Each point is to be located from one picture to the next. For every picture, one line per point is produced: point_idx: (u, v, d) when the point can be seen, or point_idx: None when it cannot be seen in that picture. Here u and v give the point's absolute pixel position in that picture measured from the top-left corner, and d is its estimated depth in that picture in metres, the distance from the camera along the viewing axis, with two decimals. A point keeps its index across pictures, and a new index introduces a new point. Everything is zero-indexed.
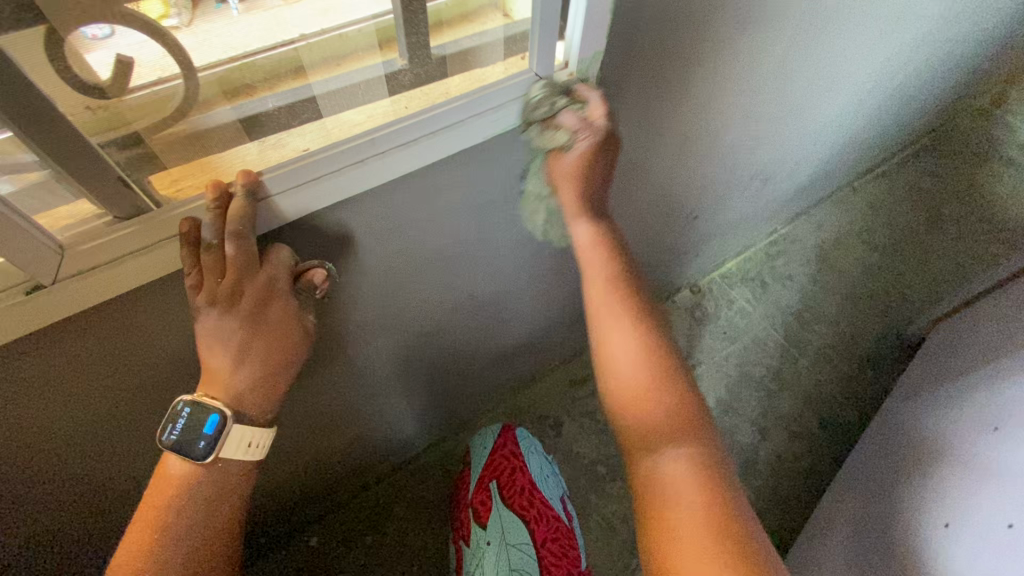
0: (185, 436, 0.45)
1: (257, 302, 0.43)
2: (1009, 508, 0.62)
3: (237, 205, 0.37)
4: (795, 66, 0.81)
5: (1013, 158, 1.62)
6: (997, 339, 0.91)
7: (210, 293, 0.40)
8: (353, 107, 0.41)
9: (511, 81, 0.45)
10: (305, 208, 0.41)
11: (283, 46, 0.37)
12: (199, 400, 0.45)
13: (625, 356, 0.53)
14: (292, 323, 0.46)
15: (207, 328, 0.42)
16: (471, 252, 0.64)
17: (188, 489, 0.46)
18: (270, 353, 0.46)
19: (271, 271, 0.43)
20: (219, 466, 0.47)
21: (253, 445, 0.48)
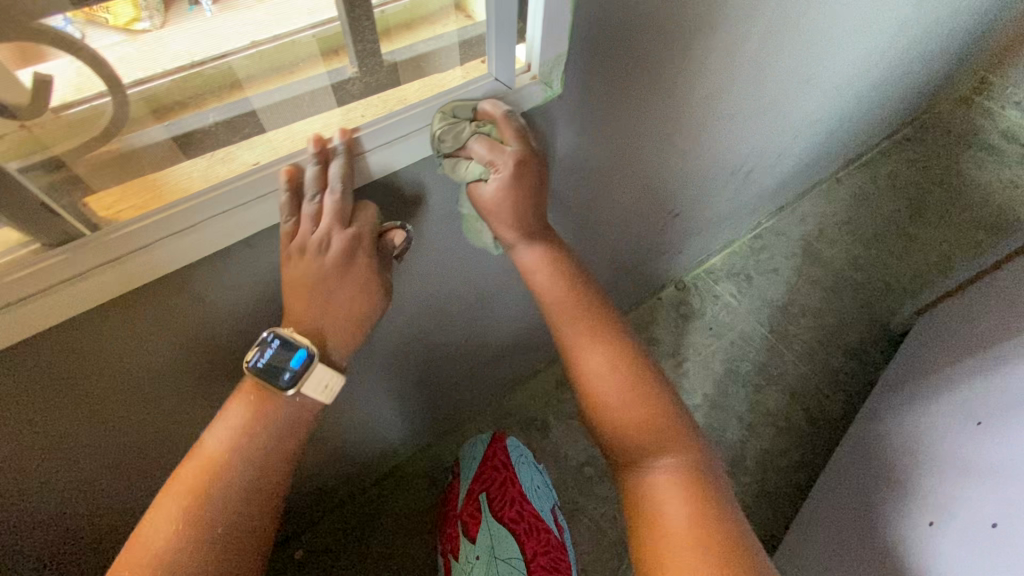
0: (272, 363, 0.42)
1: (345, 253, 0.42)
2: (992, 504, 0.61)
3: (337, 167, 0.39)
4: (771, 62, 0.79)
5: (994, 145, 1.62)
6: (979, 330, 0.90)
7: (304, 239, 0.41)
8: (303, 119, 0.40)
9: (473, 86, 0.44)
10: (388, 166, 0.43)
11: (230, 54, 0.35)
12: (291, 334, 0.43)
13: (602, 371, 0.51)
14: (374, 282, 0.45)
15: (296, 272, 0.42)
16: (443, 261, 0.63)
17: (265, 415, 0.43)
18: (352, 307, 0.45)
19: (359, 226, 0.43)
20: (296, 400, 0.44)
21: (328, 388, 0.45)
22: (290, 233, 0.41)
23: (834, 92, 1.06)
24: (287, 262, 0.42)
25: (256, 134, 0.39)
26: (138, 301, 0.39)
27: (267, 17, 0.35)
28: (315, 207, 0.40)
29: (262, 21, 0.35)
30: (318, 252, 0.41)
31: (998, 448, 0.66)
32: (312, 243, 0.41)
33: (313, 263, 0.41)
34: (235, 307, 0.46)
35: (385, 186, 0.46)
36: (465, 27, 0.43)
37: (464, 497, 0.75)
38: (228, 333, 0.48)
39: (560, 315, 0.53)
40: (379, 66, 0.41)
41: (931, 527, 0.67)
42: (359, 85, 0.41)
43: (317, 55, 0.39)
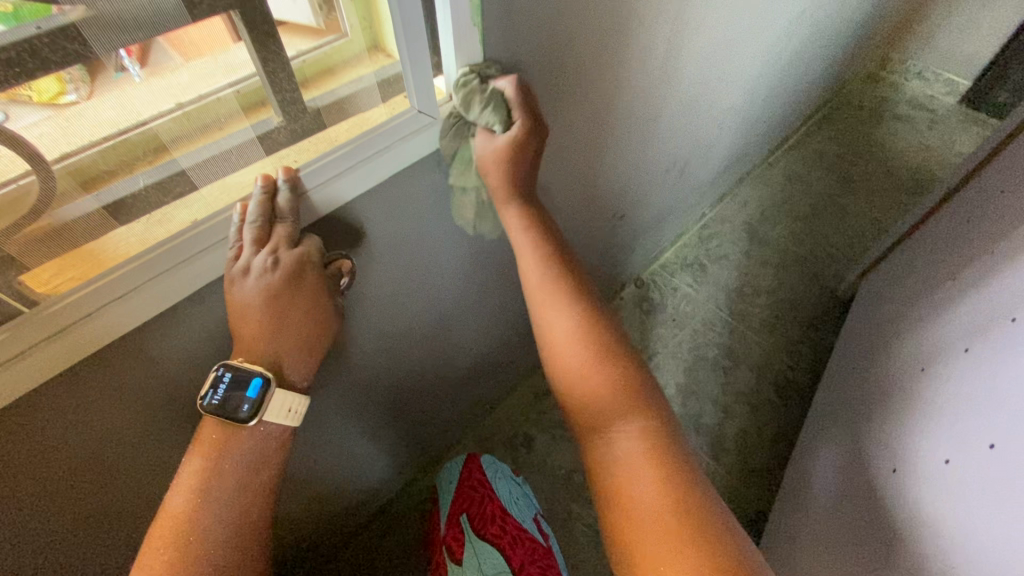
0: (229, 398, 0.42)
1: (293, 272, 0.42)
2: (947, 441, 0.64)
3: (284, 197, 0.41)
4: (685, 63, 0.85)
5: (905, 113, 1.75)
6: (914, 284, 0.97)
7: (246, 262, 0.40)
8: (239, 172, 0.42)
9: (398, 120, 0.45)
10: (336, 201, 0.45)
11: (157, 117, 0.35)
12: (240, 365, 0.42)
13: (562, 339, 0.53)
14: (324, 298, 0.45)
15: (242, 297, 0.41)
16: (401, 291, 0.64)
17: (228, 455, 0.43)
18: (309, 326, 0.45)
19: (305, 246, 0.43)
20: (260, 430, 0.44)
21: (292, 412, 0.45)
22: (232, 259, 0.40)
23: (750, 83, 1.14)
24: (230, 289, 0.41)
25: (188, 192, 0.40)
26: (92, 368, 0.39)
27: (192, 77, 0.36)
28: (255, 229, 0.40)
29: (188, 81, 0.35)
30: (263, 273, 0.40)
31: (945, 391, 0.69)
32: (255, 264, 0.40)
33: (258, 284, 0.41)
34: (191, 363, 0.46)
35: (330, 224, 0.48)
36: (382, 67, 0.45)
37: (446, 522, 0.76)
38: (188, 390, 0.47)
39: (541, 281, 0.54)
40: (303, 113, 0.43)
41: (897, 473, 0.70)
42: (285, 132, 0.43)
43: (241, 111, 0.40)
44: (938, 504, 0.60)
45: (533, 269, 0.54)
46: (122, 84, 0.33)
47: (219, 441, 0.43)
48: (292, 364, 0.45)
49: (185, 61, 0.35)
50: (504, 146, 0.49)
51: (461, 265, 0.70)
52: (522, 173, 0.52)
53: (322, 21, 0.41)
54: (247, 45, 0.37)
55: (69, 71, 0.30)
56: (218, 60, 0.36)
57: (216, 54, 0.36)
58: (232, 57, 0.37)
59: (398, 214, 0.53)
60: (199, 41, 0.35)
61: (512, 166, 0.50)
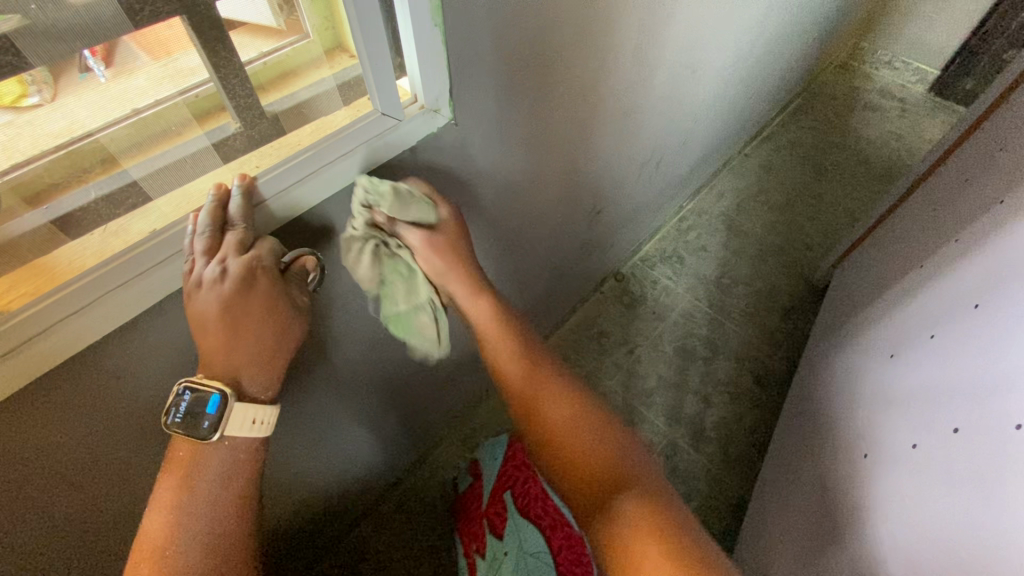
0: (190, 415, 0.41)
1: (244, 281, 0.39)
2: (914, 426, 0.65)
3: (235, 205, 0.39)
4: (657, 56, 0.85)
5: (877, 102, 1.78)
6: (884, 271, 0.99)
7: (197, 274, 0.38)
8: (194, 179, 0.41)
9: (361, 123, 0.45)
10: (297, 208, 0.44)
11: (109, 126, 0.36)
12: (199, 381, 0.41)
13: (560, 417, 0.55)
14: (283, 303, 0.43)
15: (196, 310, 0.39)
16: (375, 296, 0.63)
17: (196, 472, 0.42)
18: (268, 334, 0.42)
19: (257, 250, 0.41)
20: (226, 444, 0.43)
21: (258, 423, 0.44)
22: (186, 272, 0.39)
23: (723, 76, 1.15)
24: (186, 303, 0.39)
25: (142, 203, 0.39)
26: (52, 387, 0.38)
27: (149, 83, 0.36)
28: (206, 240, 0.38)
29: (144, 85, 0.36)
30: (212, 284, 0.38)
31: (910, 377, 0.71)
32: (205, 276, 0.38)
33: (209, 295, 0.39)
34: (158, 378, 0.45)
35: (294, 230, 0.47)
36: (343, 70, 0.44)
37: (490, 496, 0.82)
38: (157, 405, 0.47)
39: (531, 377, 0.58)
40: (260, 118, 0.42)
41: (868, 459, 0.71)
42: (242, 138, 0.42)
43: (194, 119, 0.40)
44: (902, 485, 0.62)
45: (520, 367, 0.58)
46: (85, 86, 0.33)
47: (188, 457, 0.42)
48: (252, 377, 0.43)
49: (148, 64, 0.35)
50: (438, 239, 0.53)
51: None
52: (463, 264, 0.55)
53: (282, 22, 0.41)
54: (197, 49, 0.36)
55: (31, 75, 0.31)
56: (168, 67, 0.36)
57: (172, 61, 0.36)
58: (180, 62, 0.37)
59: None
60: (158, 48, 0.35)
61: (447, 250, 0.54)
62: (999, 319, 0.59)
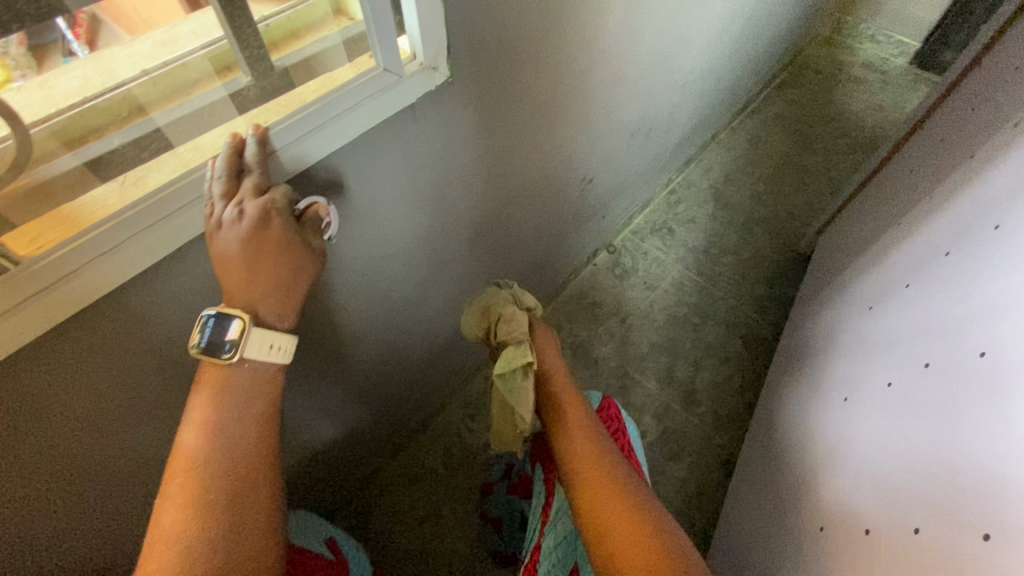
0: (213, 338, 0.43)
1: (261, 222, 0.41)
2: (888, 368, 0.68)
3: (251, 151, 0.41)
4: (645, 23, 0.87)
5: (860, 75, 1.82)
6: (865, 234, 1.03)
7: (218, 216, 0.40)
8: (210, 129, 0.43)
9: (365, 78, 0.47)
10: (301, 161, 0.46)
11: (117, 87, 0.38)
12: (222, 309, 0.43)
13: (617, 507, 0.56)
14: (297, 245, 0.44)
15: (218, 249, 0.41)
16: (378, 256, 0.66)
17: (224, 388, 0.44)
18: (284, 274, 0.44)
19: (272, 194, 0.42)
20: (248, 366, 0.45)
21: (276, 348, 0.46)
22: (207, 214, 0.41)
23: (709, 47, 1.17)
24: (210, 243, 0.41)
25: (163, 150, 0.41)
26: (82, 325, 0.40)
27: (151, 48, 0.39)
28: (223, 184, 0.40)
29: (149, 50, 0.38)
30: (233, 225, 0.40)
31: (885, 325, 0.74)
32: (225, 217, 0.40)
33: (229, 235, 0.40)
34: (179, 322, 0.47)
35: (304, 182, 0.49)
36: (348, 27, 0.46)
37: None
38: (176, 349, 0.49)
39: (590, 461, 0.60)
40: (270, 71, 0.44)
41: (846, 402, 0.74)
42: (254, 91, 0.44)
43: (206, 79, 0.42)
44: (876, 420, 0.65)
45: (584, 450, 0.61)
46: (71, 67, 0.35)
47: (217, 373, 0.44)
48: (268, 309, 0.45)
49: (133, 37, 0.37)
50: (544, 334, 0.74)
51: (435, 228, 0.72)
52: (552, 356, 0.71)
53: None
54: (215, 10, 0.39)
55: (13, 58, 0.32)
56: (166, 33, 0.39)
57: (172, 26, 0.39)
58: (191, 24, 0.39)
59: (369, 173, 0.54)
60: (150, 17, 0.37)
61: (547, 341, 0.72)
62: (968, 264, 0.62)
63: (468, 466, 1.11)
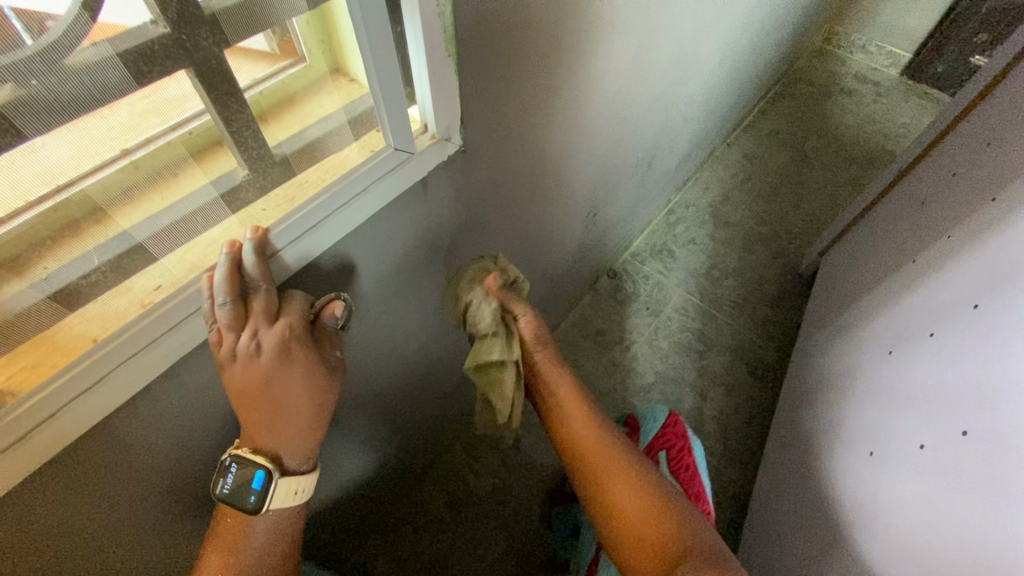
0: (236, 489, 0.42)
1: (279, 352, 0.39)
2: (917, 426, 0.66)
3: (250, 261, 0.37)
4: (650, 55, 0.84)
5: (851, 86, 1.81)
6: (874, 264, 1.01)
7: (231, 347, 0.37)
8: (205, 233, 0.38)
9: (374, 159, 0.42)
10: (309, 254, 0.42)
11: (98, 170, 0.31)
12: (243, 456, 0.41)
13: (620, 483, 0.57)
14: (319, 364, 0.42)
15: (235, 383, 0.38)
16: (381, 324, 0.61)
17: (244, 541, 0.44)
18: (304, 402, 0.42)
19: (286, 315, 0.40)
20: (270, 515, 0.44)
21: (298, 492, 0.45)
22: (215, 342, 0.37)
23: (708, 70, 1.15)
24: (224, 375, 0.38)
25: (150, 265, 0.36)
26: (67, 465, 0.36)
27: (133, 119, 0.31)
28: (229, 310, 0.36)
29: (129, 121, 0.31)
30: (250, 356, 0.38)
31: (909, 375, 0.73)
32: (240, 347, 0.37)
33: (247, 368, 0.38)
34: (175, 438, 0.43)
35: (309, 277, 0.45)
36: (354, 103, 0.42)
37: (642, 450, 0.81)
38: (174, 465, 0.44)
39: (585, 445, 0.59)
40: (271, 167, 0.40)
41: (873, 457, 0.72)
42: (252, 191, 0.40)
43: (191, 156, 0.35)
44: (908, 481, 0.64)
45: (579, 431, 0.60)
46: (40, 144, 0.28)
47: (237, 526, 0.44)
48: (292, 453, 0.43)
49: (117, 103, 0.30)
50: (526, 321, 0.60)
51: (440, 286, 0.68)
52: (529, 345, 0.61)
53: (275, 45, 0.36)
54: (190, 78, 0.32)
55: None
56: (153, 97, 0.31)
57: (159, 93, 0.31)
58: (164, 93, 0.32)
59: (375, 252, 0.50)
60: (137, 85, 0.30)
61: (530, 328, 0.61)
62: (999, 322, 0.60)
63: (474, 510, 1.08)
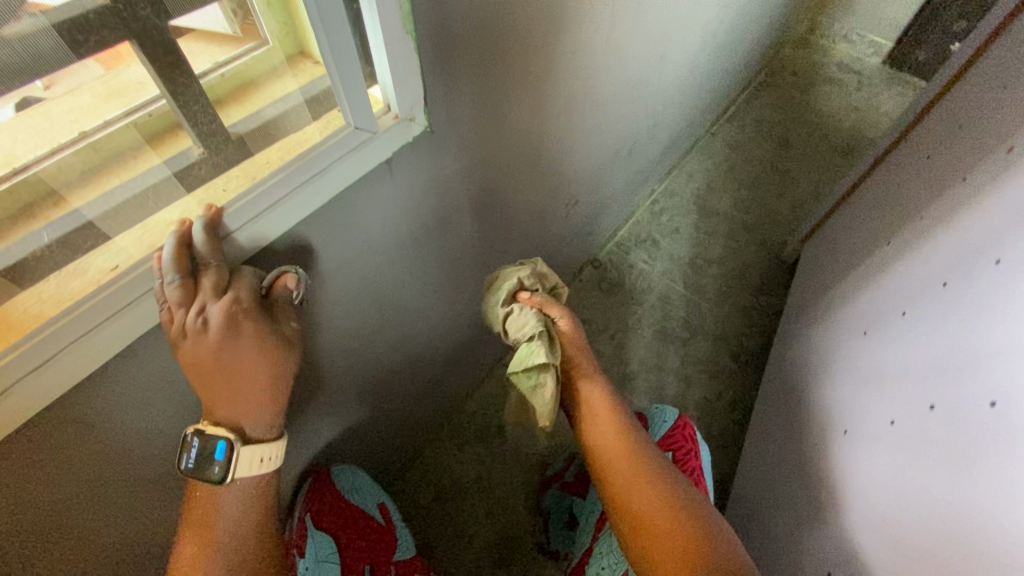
0: (199, 462, 0.42)
1: (228, 326, 0.38)
2: (890, 402, 0.67)
3: (200, 238, 0.37)
4: (628, 41, 0.83)
5: (835, 75, 1.82)
6: (853, 248, 1.02)
7: (180, 323, 0.37)
8: (158, 212, 0.38)
9: (334, 139, 0.42)
10: (262, 239, 0.41)
11: (55, 152, 0.34)
12: (204, 429, 0.42)
13: (634, 473, 0.59)
14: (272, 338, 0.42)
15: (188, 359, 0.38)
16: (355, 309, 0.61)
17: (217, 515, 0.44)
18: (262, 372, 0.42)
19: (236, 290, 0.39)
20: (237, 485, 0.45)
21: (264, 460, 0.45)
22: (166, 321, 0.37)
23: (690, 58, 1.15)
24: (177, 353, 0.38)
25: (103, 242, 0.37)
26: (19, 447, 0.36)
27: (90, 103, 0.34)
28: (178, 288, 0.36)
29: (87, 104, 0.34)
30: (200, 332, 0.37)
31: (883, 354, 0.74)
32: (188, 324, 0.37)
33: (197, 344, 0.38)
34: (139, 419, 0.43)
35: (271, 255, 0.45)
36: (308, 83, 0.42)
37: None
38: (139, 445, 0.44)
39: (608, 439, 0.62)
40: (224, 144, 0.41)
41: (848, 436, 0.73)
42: (206, 167, 0.40)
43: (146, 139, 0.38)
44: (879, 458, 0.65)
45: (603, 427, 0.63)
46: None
47: (209, 500, 0.44)
48: (252, 423, 0.43)
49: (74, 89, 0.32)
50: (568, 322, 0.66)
51: (415, 272, 0.68)
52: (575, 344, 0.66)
53: (237, 28, 0.39)
54: (145, 67, 0.34)
55: None
56: (109, 83, 0.34)
57: (114, 80, 0.34)
58: (120, 77, 0.34)
59: (342, 234, 0.50)
60: (90, 71, 0.32)
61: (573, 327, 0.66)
62: (967, 299, 0.61)
63: (460, 499, 1.08)
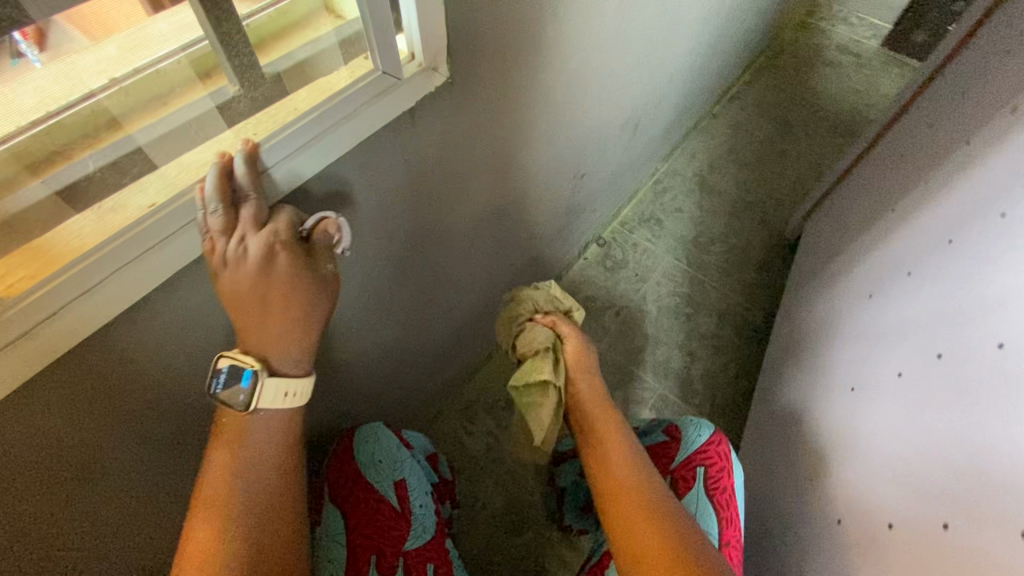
0: (228, 389, 0.43)
1: (264, 257, 0.39)
2: (897, 356, 0.69)
3: (240, 170, 0.38)
4: (636, 11, 0.84)
5: (836, 58, 1.82)
6: (855, 219, 1.04)
7: (221, 251, 0.38)
8: (192, 149, 0.39)
9: (362, 82, 0.43)
10: (297, 178, 0.42)
11: (87, 99, 0.34)
12: (235, 357, 0.43)
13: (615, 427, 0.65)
14: (307, 274, 0.42)
15: (226, 286, 0.39)
16: (374, 266, 0.62)
17: (247, 440, 0.46)
18: (295, 308, 0.43)
19: (275, 223, 0.40)
20: (262, 415, 0.46)
21: (290, 394, 0.46)
22: (207, 249, 0.38)
23: (694, 34, 1.15)
24: (217, 280, 0.39)
25: (147, 172, 0.38)
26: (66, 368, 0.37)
27: (124, 52, 0.34)
28: (220, 218, 0.38)
29: (116, 53, 0.34)
30: (239, 261, 0.39)
31: (888, 314, 0.75)
32: (228, 253, 0.38)
33: (236, 272, 0.39)
34: (175, 352, 0.44)
35: (300, 197, 0.46)
36: (341, 26, 0.42)
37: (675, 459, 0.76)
38: (176, 377, 0.46)
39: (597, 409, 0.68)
40: (261, 79, 0.41)
41: (854, 392, 0.75)
42: (244, 101, 0.41)
43: (183, 82, 0.38)
44: (885, 409, 0.67)
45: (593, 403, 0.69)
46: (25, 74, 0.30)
47: (239, 424, 0.45)
48: (280, 355, 0.45)
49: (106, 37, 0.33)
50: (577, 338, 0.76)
51: (430, 234, 0.69)
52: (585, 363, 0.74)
53: None
54: (192, 4, 0.34)
55: None
56: (142, 30, 0.34)
57: (146, 25, 0.34)
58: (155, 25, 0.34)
59: (366, 182, 0.51)
60: (123, 16, 0.32)
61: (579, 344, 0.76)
62: (973, 254, 0.62)
63: (469, 469, 1.10)
